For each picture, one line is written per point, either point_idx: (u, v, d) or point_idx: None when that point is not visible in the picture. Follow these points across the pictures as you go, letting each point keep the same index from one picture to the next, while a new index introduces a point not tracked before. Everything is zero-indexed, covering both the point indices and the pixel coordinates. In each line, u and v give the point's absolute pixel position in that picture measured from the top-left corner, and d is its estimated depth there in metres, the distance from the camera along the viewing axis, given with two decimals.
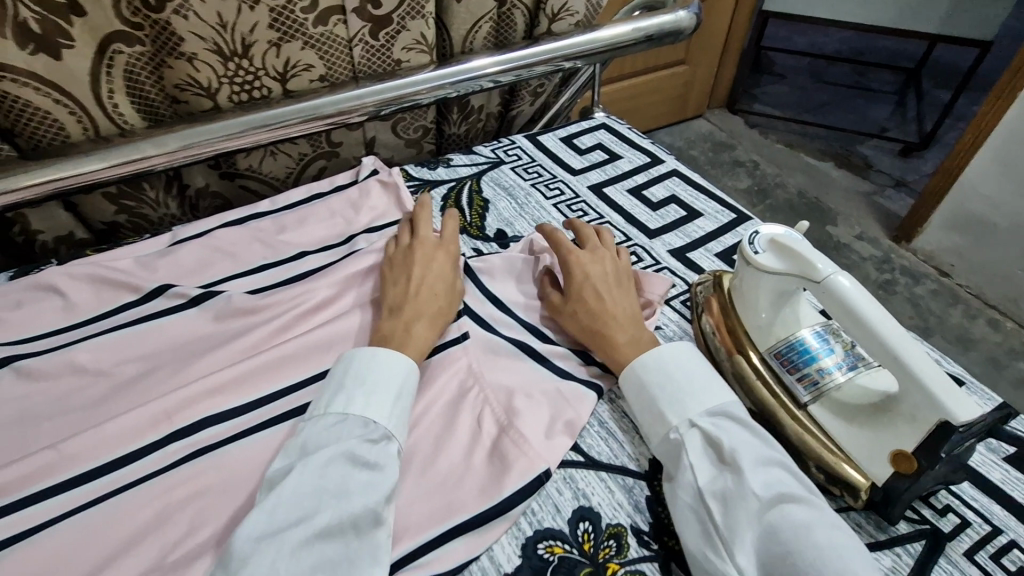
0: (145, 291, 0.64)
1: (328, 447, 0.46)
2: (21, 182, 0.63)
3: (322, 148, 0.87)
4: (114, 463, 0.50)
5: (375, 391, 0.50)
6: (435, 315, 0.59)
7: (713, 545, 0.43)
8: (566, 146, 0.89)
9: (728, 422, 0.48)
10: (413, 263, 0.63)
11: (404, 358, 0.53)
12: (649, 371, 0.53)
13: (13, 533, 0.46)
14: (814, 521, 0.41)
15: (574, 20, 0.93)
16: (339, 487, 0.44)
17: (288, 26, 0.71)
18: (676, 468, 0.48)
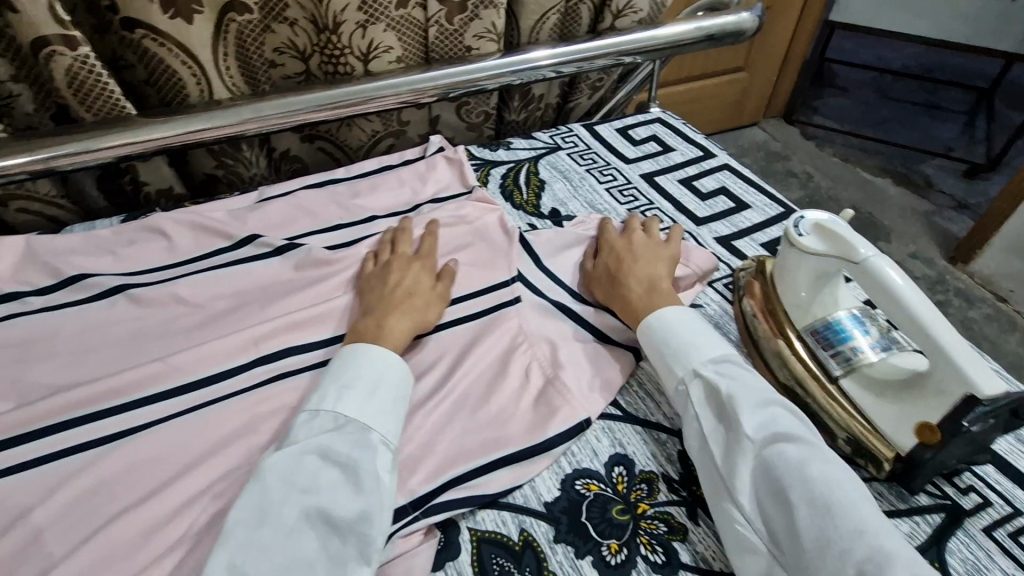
0: (237, 239, 0.72)
1: (302, 443, 0.47)
2: (139, 139, 0.73)
3: (392, 127, 0.94)
4: (211, 378, 0.58)
5: (349, 385, 0.50)
6: (413, 314, 0.60)
7: (719, 483, 0.48)
8: (621, 136, 0.93)
9: (729, 370, 0.52)
10: (392, 271, 0.64)
11: (374, 355, 0.53)
12: (657, 330, 0.57)
13: (129, 427, 0.54)
14: (805, 458, 0.45)
15: (638, 17, 0.97)
16: (315, 482, 0.45)
17: (374, 9, 0.77)
18: (684, 416, 0.53)
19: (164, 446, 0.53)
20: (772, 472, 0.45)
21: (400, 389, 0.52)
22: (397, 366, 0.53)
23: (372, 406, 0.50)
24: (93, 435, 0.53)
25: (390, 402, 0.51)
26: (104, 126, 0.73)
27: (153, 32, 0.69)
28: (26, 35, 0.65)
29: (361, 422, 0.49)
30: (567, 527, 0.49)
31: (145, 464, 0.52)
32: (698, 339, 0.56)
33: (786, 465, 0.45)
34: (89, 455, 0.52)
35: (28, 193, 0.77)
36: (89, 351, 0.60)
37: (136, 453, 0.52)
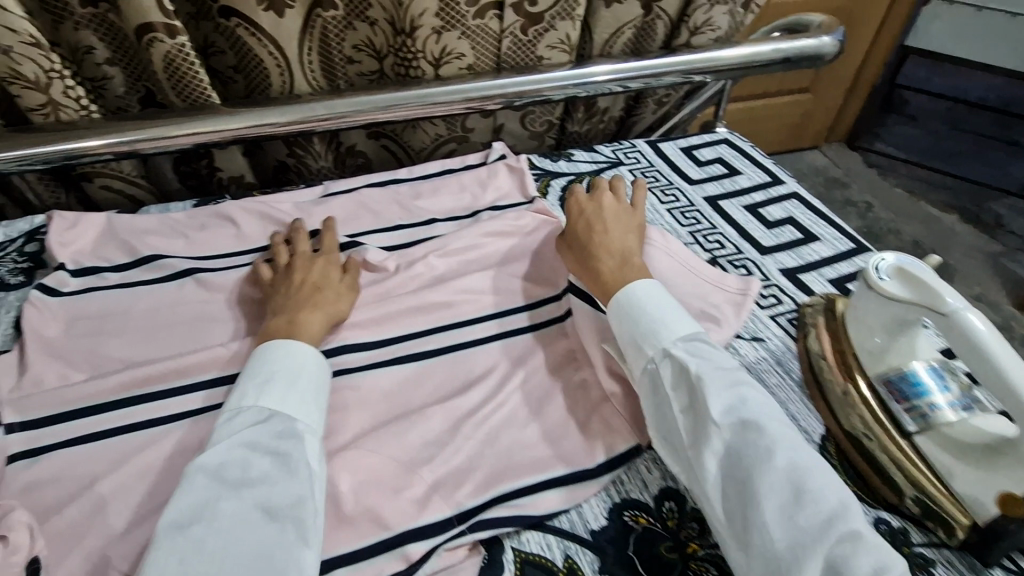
0: (301, 232, 0.73)
1: (232, 438, 0.47)
2: (219, 129, 0.76)
3: (455, 132, 0.95)
4: None
5: (270, 379, 0.51)
6: (324, 309, 0.60)
7: (689, 467, 0.49)
8: (685, 156, 0.91)
9: (700, 350, 0.53)
10: (296, 267, 0.64)
11: (291, 351, 0.53)
12: (627, 306, 0.56)
13: (192, 408, 0.56)
14: (775, 442, 0.46)
15: (714, 35, 0.96)
16: (248, 475, 0.44)
17: (451, 17, 0.78)
18: (651, 393, 0.53)
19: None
20: (742, 457, 0.46)
21: (319, 384, 0.53)
22: (318, 363, 0.54)
23: (299, 400, 0.50)
24: (156, 413, 0.55)
25: (312, 395, 0.51)
26: (191, 114, 0.76)
27: (248, 24, 0.72)
28: (132, 20, 0.67)
29: (287, 417, 0.49)
30: (612, 558, 0.48)
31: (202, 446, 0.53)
32: (667, 317, 0.55)
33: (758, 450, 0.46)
34: (151, 433, 0.54)
35: (112, 171, 0.81)
36: (158, 329, 0.63)
37: (196, 435, 0.54)
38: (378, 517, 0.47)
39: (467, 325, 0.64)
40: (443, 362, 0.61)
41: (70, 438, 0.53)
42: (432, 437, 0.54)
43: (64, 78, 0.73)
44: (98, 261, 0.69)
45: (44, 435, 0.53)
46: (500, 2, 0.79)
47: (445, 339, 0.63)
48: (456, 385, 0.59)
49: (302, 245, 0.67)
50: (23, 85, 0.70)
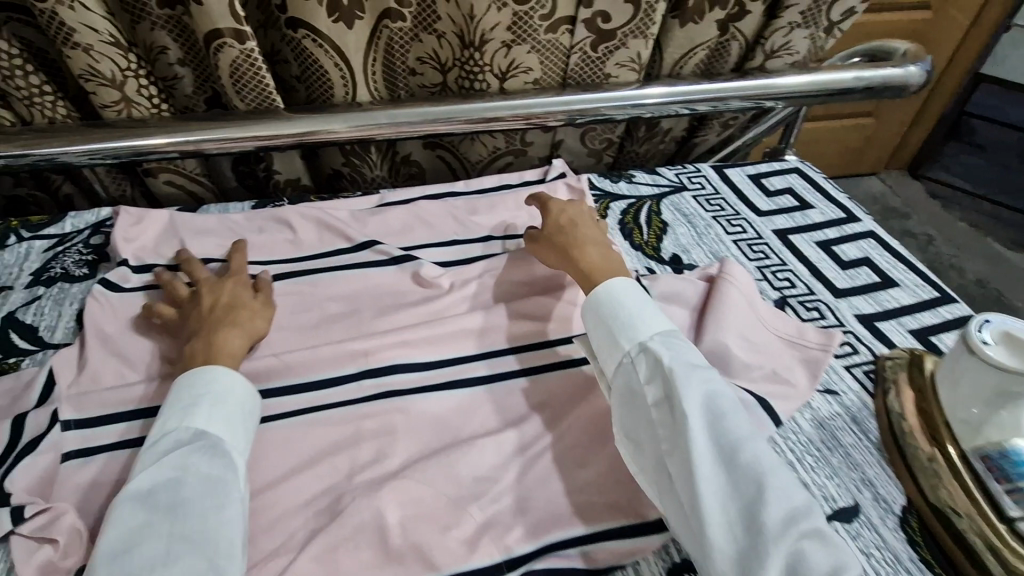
0: (356, 242, 0.72)
1: (164, 464, 0.45)
2: (282, 132, 0.76)
3: (514, 146, 0.93)
4: (319, 383, 0.58)
5: (199, 402, 0.50)
6: (241, 327, 0.58)
7: (657, 462, 0.49)
8: (753, 184, 0.87)
9: (676, 346, 0.53)
10: (203, 291, 0.61)
11: (215, 375, 0.52)
12: (605, 303, 0.58)
13: None
14: (741, 443, 0.46)
15: (791, 59, 0.92)
16: (176, 498, 0.43)
17: (523, 31, 0.76)
18: (622, 386, 0.54)
19: (270, 445, 0.54)
20: (709, 455, 0.46)
21: (249, 408, 0.52)
22: (250, 388, 0.53)
23: (225, 421, 0.50)
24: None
25: (241, 421, 0.51)
26: (256, 117, 0.76)
27: (314, 33, 0.71)
28: (203, 26, 0.67)
29: (212, 437, 0.48)
30: None
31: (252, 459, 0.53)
32: (645, 315, 0.56)
33: (724, 449, 0.46)
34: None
35: (176, 168, 0.82)
36: None
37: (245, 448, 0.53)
38: (426, 554, 0.46)
39: (520, 352, 0.63)
40: (494, 390, 0.60)
41: (128, 439, 0.54)
42: (483, 471, 0.52)
43: (138, 77, 0.74)
44: (158, 257, 0.69)
45: (103, 432, 0.54)
46: (572, 17, 0.77)
47: (497, 367, 0.62)
48: (508, 417, 0.58)
49: (199, 273, 0.63)
50: (100, 82, 0.71)
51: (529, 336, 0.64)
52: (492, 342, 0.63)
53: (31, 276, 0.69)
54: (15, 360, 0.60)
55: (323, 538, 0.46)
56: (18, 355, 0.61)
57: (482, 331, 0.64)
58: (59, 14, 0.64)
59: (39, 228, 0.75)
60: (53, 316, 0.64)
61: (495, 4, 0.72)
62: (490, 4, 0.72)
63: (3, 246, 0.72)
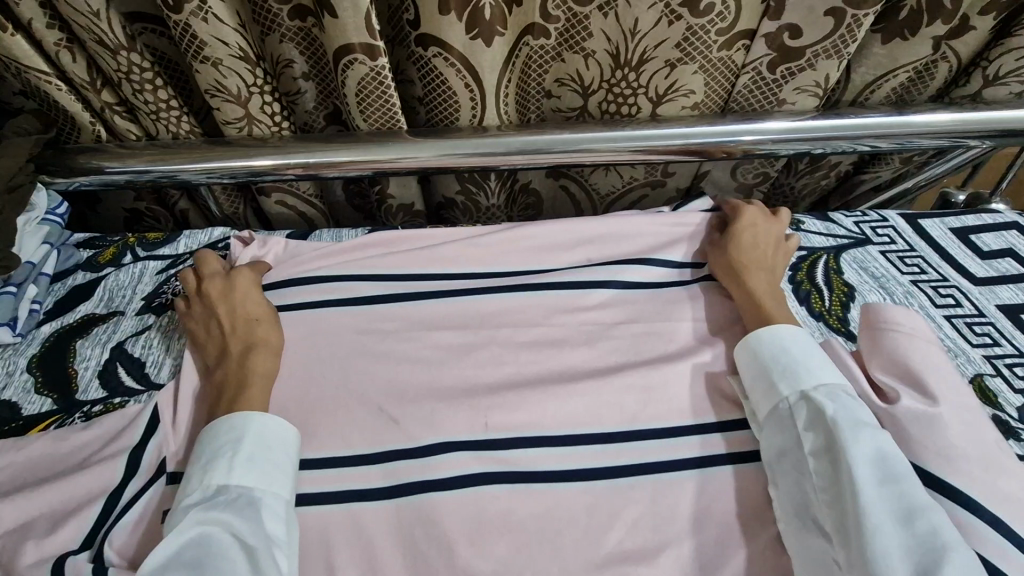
0: (479, 287, 0.64)
1: (188, 525, 0.42)
2: (405, 157, 0.69)
3: (653, 177, 0.81)
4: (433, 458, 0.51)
5: (222, 452, 0.46)
6: (258, 348, 0.54)
7: (804, 515, 0.47)
8: (960, 242, 0.70)
9: (843, 397, 0.50)
10: (219, 301, 0.57)
11: (242, 417, 0.48)
12: (782, 335, 0.55)
13: (350, 489, 0.50)
14: (917, 508, 0.43)
15: (1018, 87, 0.73)
16: (203, 557, 0.40)
17: (693, 48, 0.64)
18: (773, 431, 0.51)
19: (381, 531, 0.49)
20: (876, 511, 0.43)
21: (279, 443, 0.48)
22: (276, 421, 0.49)
23: (255, 464, 0.46)
24: (324, 487, 0.50)
25: (275, 464, 0.47)
26: (377, 138, 0.69)
27: (446, 50, 0.62)
28: (335, 42, 0.61)
29: (242, 487, 0.45)
30: None
31: (375, 544, 0.48)
32: (809, 360, 0.53)
33: (895, 514, 0.43)
34: (323, 512, 0.49)
35: (291, 189, 0.77)
36: (321, 383, 0.56)
37: (357, 530, 0.49)
38: None
39: (666, 438, 0.53)
40: (640, 490, 0.51)
41: None
42: None
43: (263, 93, 0.69)
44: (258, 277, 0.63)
45: None
46: (754, 31, 0.64)
47: (638, 456, 0.52)
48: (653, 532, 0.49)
49: (210, 275, 0.59)
50: (225, 98, 0.67)
51: (675, 425, 0.54)
52: (631, 426, 0.54)
53: (142, 301, 0.65)
54: (121, 400, 0.55)
55: None
56: (124, 395, 0.56)
57: (620, 412, 0.54)
58: (192, 27, 0.60)
59: (154, 247, 0.71)
60: (160, 350, 0.59)
61: (666, 17, 0.62)
62: (660, 17, 0.62)
63: (119, 264, 0.69)
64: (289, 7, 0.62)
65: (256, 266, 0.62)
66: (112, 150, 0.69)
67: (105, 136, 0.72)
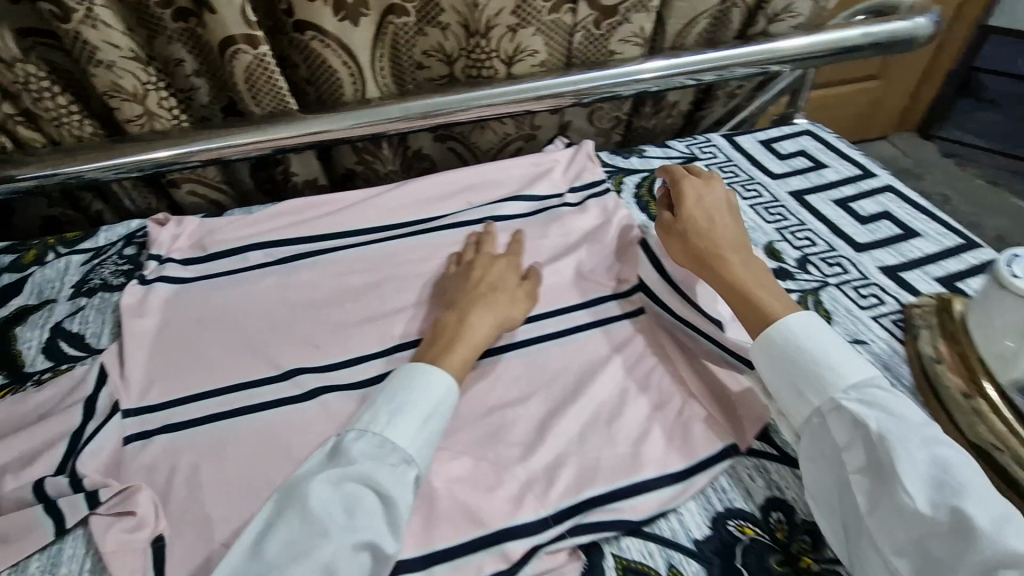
0: (379, 236, 0.75)
1: (354, 471, 0.46)
2: (297, 134, 0.78)
3: (523, 130, 0.95)
4: (345, 363, 0.61)
5: (398, 409, 0.49)
6: (499, 309, 0.60)
7: (861, 536, 0.44)
8: (765, 149, 0.87)
9: (880, 402, 0.46)
10: (479, 269, 0.65)
11: (427, 375, 0.52)
12: (787, 332, 0.51)
13: (274, 399, 0.58)
14: (1000, 524, 0.39)
15: (794, 22, 0.91)
16: (352, 512, 0.44)
17: (526, 14, 0.78)
18: (815, 448, 0.48)
19: (295, 426, 0.56)
20: (947, 528, 0.40)
21: (440, 412, 0.51)
22: (447, 382, 0.52)
23: (416, 430, 0.49)
24: (249, 402, 0.58)
25: (431, 425, 0.50)
26: (271, 121, 0.78)
27: (321, 33, 0.72)
28: (218, 35, 0.69)
29: (402, 452, 0.48)
30: (718, 569, 0.45)
31: (296, 434, 0.56)
32: (831, 357, 0.49)
33: (961, 531, 0.39)
34: (248, 422, 0.57)
35: (198, 177, 0.85)
36: (246, 327, 0.65)
37: (275, 426, 0.56)
38: (473, 513, 0.48)
39: (539, 320, 0.64)
40: (521, 356, 0.61)
41: (176, 421, 0.57)
42: (525, 438, 0.54)
43: (159, 90, 0.76)
44: (183, 253, 0.73)
45: (153, 418, 0.57)
46: None
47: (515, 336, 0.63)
48: (530, 383, 0.59)
49: (484, 250, 0.69)
50: (123, 98, 0.74)
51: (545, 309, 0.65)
52: None
53: (72, 288, 0.71)
54: (68, 366, 0.63)
55: None
56: (70, 361, 0.63)
57: None
58: (81, 34, 0.67)
59: (75, 243, 0.78)
60: (98, 324, 0.67)
61: None
62: None
63: (42, 262, 0.75)
64: (171, 10, 0.71)
65: (494, 244, 0.71)
66: (17, 158, 0.74)
67: (10, 147, 0.78)
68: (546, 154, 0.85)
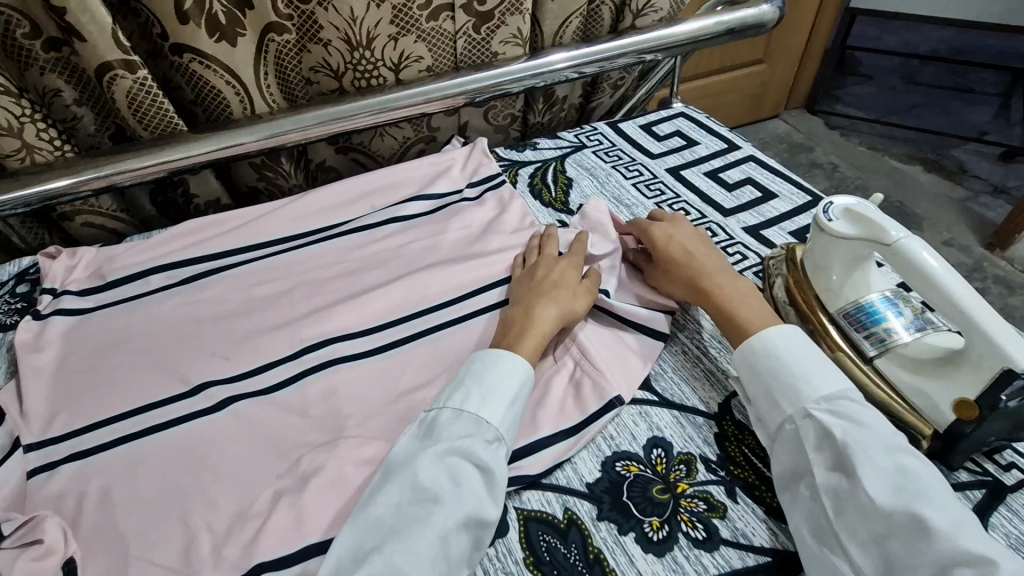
0: (284, 247, 0.77)
1: (453, 445, 0.49)
2: (190, 153, 0.77)
3: (422, 133, 0.99)
4: (254, 371, 0.62)
5: (486, 391, 0.52)
6: (562, 302, 0.61)
7: (827, 537, 0.46)
8: (645, 132, 0.95)
9: (848, 411, 0.49)
10: (544, 266, 0.66)
11: (507, 362, 0.55)
12: (766, 348, 0.54)
13: (184, 415, 0.59)
14: (956, 526, 0.41)
15: (658, 16, 0.99)
16: (457, 484, 0.47)
17: (405, 22, 0.83)
18: (788, 453, 0.51)
19: (207, 438, 0.57)
20: (903, 525, 0.43)
21: (520, 396, 0.54)
22: (520, 367, 0.55)
23: (504, 412, 0.52)
24: (157, 420, 0.58)
25: (513, 401, 0.53)
26: (160, 143, 0.77)
27: (200, 56, 0.73)
28: (92, 62, 0.69)
29: (492, 428, 0.51)
30: (608, 505, 0.51)
31: (207, 445, 0.56)
32: (808, 368, 0.52)
33: (917, 532, 0.42)
34: (158, 440, 0.57)
35: (92, 208, 0.84)
36: (151, 348, 0.65)
37: (186, 441, 0.57)
38: None
39: (442, 311, 0.68)
40: (428, 343, 0.65)
41: (83, 449, 0.56)
42: None
43: (35, 122, 0.75)
44: (79, 283, 0.72)
45: (58, 448, 0.57)
46: (451, 4, 0.84)
47: (421, 326, 0.67)
48: (435, 369, 0.63)
49: (553, 249, 0.69)
50: None
51: (447, 298, 0.70)
52: (416, 308, 0.69)
53: None
54: None
55: (299, 501, 0.51)
56: None
57: (406, 302, 0.69)
58: None
59: None
60: None
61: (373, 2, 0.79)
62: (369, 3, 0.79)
63: None
64: (41, 41, 0.70)
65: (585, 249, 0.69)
66: None
67: None
68: (444, 154, 0.90)
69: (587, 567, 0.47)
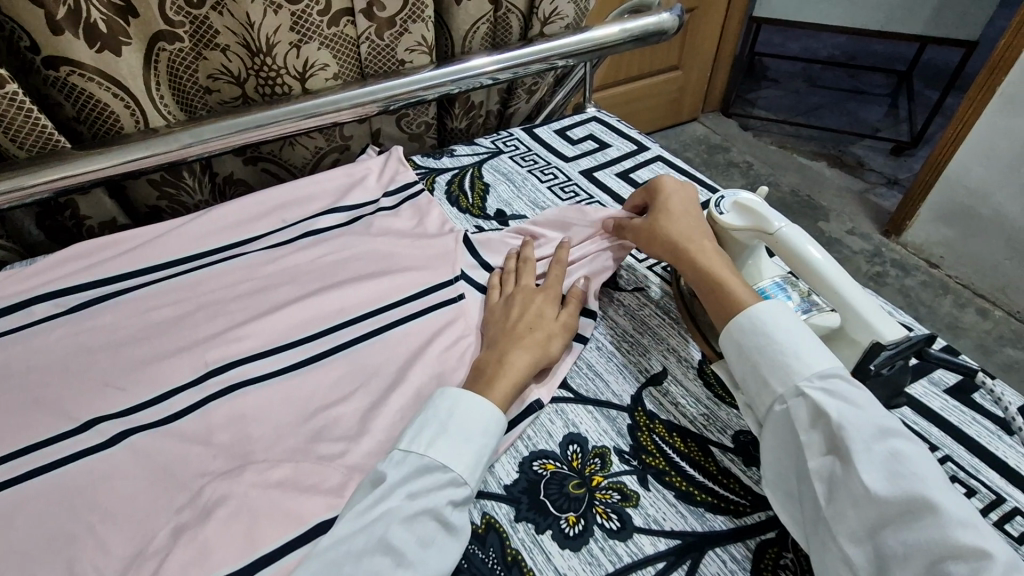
0: (186, 267, 0.73)
1: (428, 500, 0.47)
2: (70, 171, 0.71)
3: (335, 143, 0.97)
4: (152, 400, 0.58)
5: (465, 444, 0.51)
6: (538, 348, 0.59)
7: (822, 527, 0.47)
8: (559, 137, 0.98)
9: (841, 391, 0.49)
10: (519, 300, 0.64)
11: (486, 415, 0.53)
12: (750, 329, 0.54)
13: (72, 453, 0.54)
14: (952, 517, 0.41)
15: (565, 23, 1.02)
16: (424, 545, 0.46)
17: (306, 29, 0.81)
18: (781, 438, 0.51)
19: (98, 477, 0.53)
20: (896, 510, 0.43)
21: (494, 448, 0.53)
22: (497, 419, 0.53)
23: (477, 467, 0.51)
24: (37, 462, 0.53)
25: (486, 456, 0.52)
26: (38, 162, 0.70)
27: (78, 68, 0.68)
28: None
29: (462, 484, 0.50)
30: (526, 505, 0.51)
31: (97, 484, 0.52)
32: (798, 346, 0.52)
33: (910, 525, 0.43)
34: (41, 484, 0.52)
35: None
36: (33, 384, 0.60)
37: (74, 482, 0.52)
38: (294, 514, 0.50)
39: (355, 323, 0.67)
40: (343, 357, 0.63)
41: None
42: (349, 432, 0.57)
43: None
44: None
45: None
46: (350, 8, 0.83)
47: (335, 342, 0.65)
48: (350, 384, 0.61)
49: (526, 277, 0.68)
50: None
51: (362, 310, 0.68)
52: (328, 322, 0.67)
53: None
54: None
55: (201, 535, 0.48)
56: None
57: (318, 318, 0.67)
58: None
59: None
60: None
61: (270, 7, 0.76)
62: (266, 8, 0.76)
63: None
64: None
65: (564, 272, 0.68)
66: None
67: None
68: (359, 164, 0.88)
69: (505, 569, 0.48)
